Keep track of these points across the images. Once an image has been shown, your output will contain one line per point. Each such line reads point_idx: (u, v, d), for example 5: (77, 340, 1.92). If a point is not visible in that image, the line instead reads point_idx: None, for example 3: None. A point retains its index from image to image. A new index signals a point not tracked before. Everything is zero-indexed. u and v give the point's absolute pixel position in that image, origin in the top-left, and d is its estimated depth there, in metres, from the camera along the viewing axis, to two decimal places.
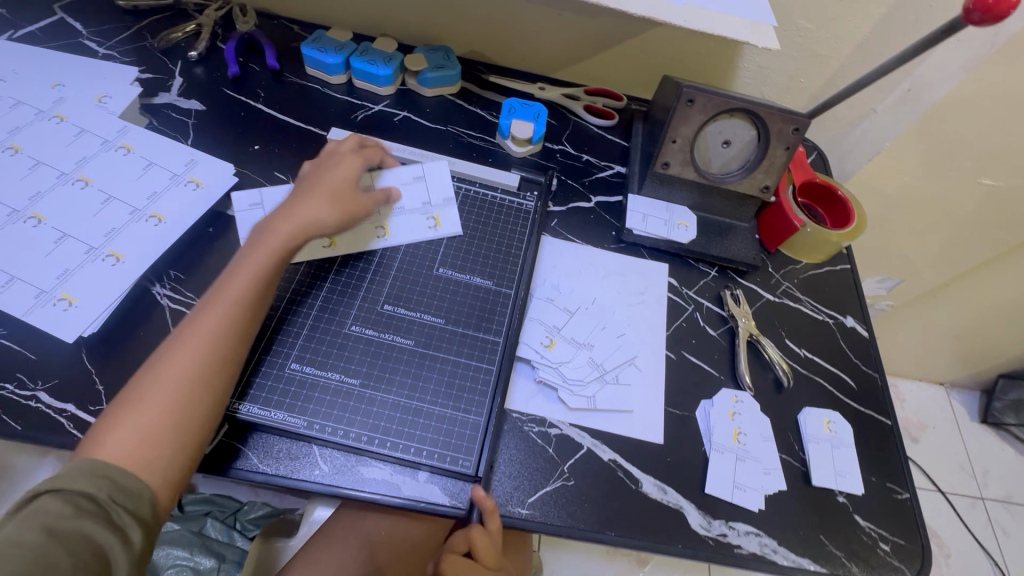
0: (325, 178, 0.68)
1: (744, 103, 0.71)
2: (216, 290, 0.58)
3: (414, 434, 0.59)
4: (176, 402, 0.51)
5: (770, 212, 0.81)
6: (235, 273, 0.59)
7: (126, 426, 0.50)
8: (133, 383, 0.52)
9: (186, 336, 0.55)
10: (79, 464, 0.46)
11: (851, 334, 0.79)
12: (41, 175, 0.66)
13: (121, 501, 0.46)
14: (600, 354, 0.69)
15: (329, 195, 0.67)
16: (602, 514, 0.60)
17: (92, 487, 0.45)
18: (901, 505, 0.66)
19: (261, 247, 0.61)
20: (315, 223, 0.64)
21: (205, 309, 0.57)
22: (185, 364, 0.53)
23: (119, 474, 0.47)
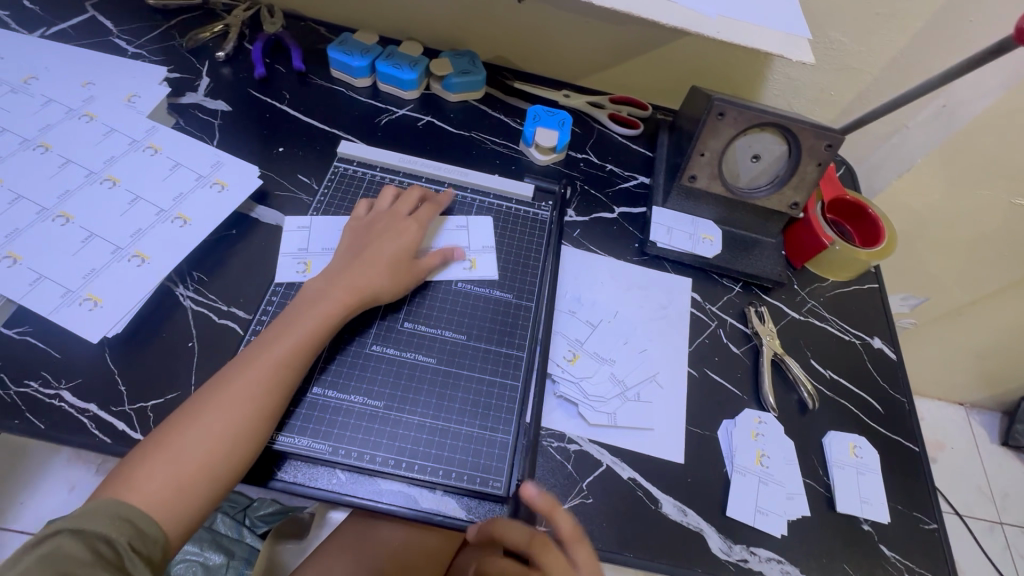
0: (381, 244, 0.66)
1: (776, 118, 0.69)
2: (266, 342, 0.57)
3: (442, 456, 0.58)
4: (214, 451, 0.50)
5: (798, 229, 0.80)
6: (284, 327, 0.58)
7: (156, 475, 0.48)
8: (171, 426, 0.51)
9: (231, 383, 0.54)
10: (105, 506, 0.46)
11: (878, 356, 0.77)
12: (70, 174, 0.66)
13: (139, 547, 0.45)
14: (621, 370, 0.68)
15: (389, 265, 0.64)
16: (621, 535, 0.59)
17: (112, 532, 0.45)
18: (928, 536, 0.64)
19: (318, 311, 0.59)
20: (372, 292, 0.62)
21: (253, 359, 0.55)
22: (227, 422, 0.51)
23: (141, 518, 0.46)
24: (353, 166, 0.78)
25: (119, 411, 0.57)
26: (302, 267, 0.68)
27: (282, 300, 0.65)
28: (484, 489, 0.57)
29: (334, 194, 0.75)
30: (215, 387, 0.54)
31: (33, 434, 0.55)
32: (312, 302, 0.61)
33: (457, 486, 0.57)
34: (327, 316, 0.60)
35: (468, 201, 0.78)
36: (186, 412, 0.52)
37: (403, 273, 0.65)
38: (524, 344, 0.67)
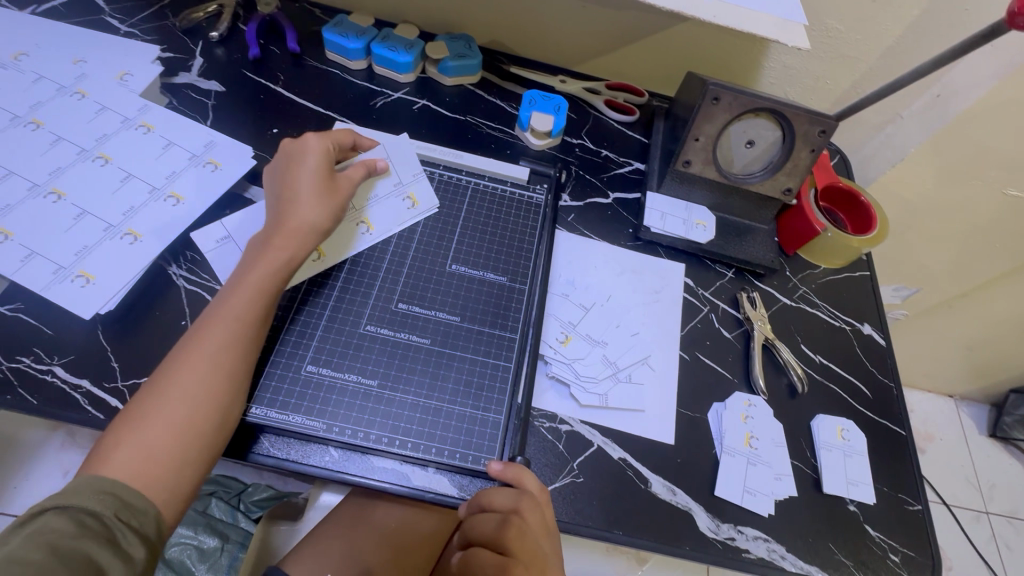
0: (302, 176, 0.65)
1: (770, 103, 0.69)
2: (217, 302, 0.57)
3: (435, 434, 0.59)
4: (186, 419, 0.51)
5: (791, 215, 0.80)
6: (238, 288, 0.58)
7: (133, 447, 0.49)
8: (138, 400, 0.51)
9: (195, 349, 0.54)
10: (87, 481, 0.46)
11: (868, 341, 0.78)
12: (62, 151, 0.66)
13: (128, 519, 0.46)
14: (613, 352, 0.68)
15: (313, 192, 0.64)
16: (610, 513, 0.60)
17: (98, 506, 0.45)
18: (912, 517, 0.65)
19: (263, 261, 0.60)
20: (306, 226, 0.62)
21: (212, 323, 0.55)
22: (194, 386, 0.52)
23: (127, 492, 0.47)
24: None
25: (112, 388, 0.57)
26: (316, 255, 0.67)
27: None
28: (477, 468, 0.58)
29: None
30: (179, 355, 0.54)
31: (25, 409, 0.55)
32: (251, 254, 0.61)
33: (448, 464, 0.58)
34: (272, 265, 0.59)
35: (463, 184, 0.78)
36: (155, 382, 0.52)
37: (331, 203, 0.65)
38: (519, 328, 0.67)
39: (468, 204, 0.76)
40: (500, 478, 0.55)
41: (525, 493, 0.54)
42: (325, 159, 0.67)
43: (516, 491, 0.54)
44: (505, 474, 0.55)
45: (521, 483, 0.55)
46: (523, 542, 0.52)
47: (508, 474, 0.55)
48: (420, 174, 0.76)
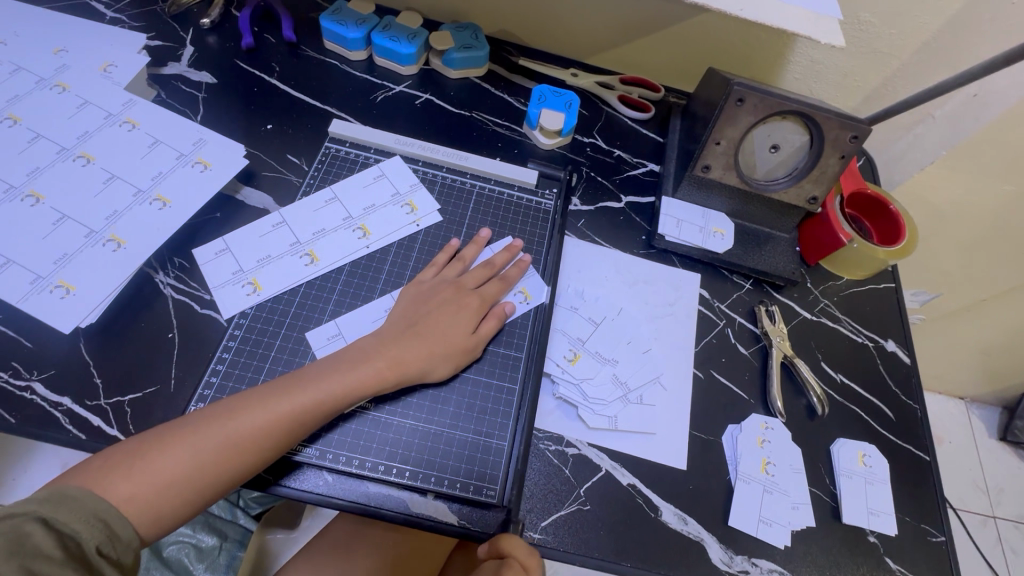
0: (431, 324, 0.60)
1: (799, 105, 0.64)
2: (290, 384, 0.52)
3: (435, 462, 0.56)
4: (204, 468, 0.47)
5: (814, 224, 0.75)
6: (322, 374, 0.54)
7: (137, 480, 0.45)
8: (170, 432, 0.48)
9: (243, 411, 0.50)
10: (79, 498, 0.43)
11: (892, 359, 0.74)
12: (40, 149, 0.62)
13: (109, 551, 0.42)
14: (624, 371, 0.65)
15: (442, 341, 0.59)
16: (618, 544, 0.57)
17: (85, 533, 0.42)
18: (935, 549, 0.62)
19: (352, 369, 0.54)
20: (420, 366, 0.57)
21: (277, 392, 0.51)
22: (226, 444, 0.48)
23: (117, 521, 0.43)
24: (345, 147, 0.74)
25: (94, 406, 0.54)
26: (307, 258, 0.64)
27: (273, 308, 0.61)
28: (477, 497, 0.55)
29: (325, 176, 0.71)
30: (225, 408, 0.50)
31: (2, 428, 0.52)
32: (347, 364, 0.54)
33: (447, 492, 0.55)
34: (358, 383, 0.54)
35: (467, 188, 0.73)
36: (188, 421, 0.49)
37: (458, 361, 0.59)
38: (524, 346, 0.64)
39: (472, 210, 0.72)
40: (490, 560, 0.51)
41: (510, 561, 0.49)
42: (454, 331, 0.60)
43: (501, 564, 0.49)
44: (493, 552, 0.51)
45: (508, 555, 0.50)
46: None
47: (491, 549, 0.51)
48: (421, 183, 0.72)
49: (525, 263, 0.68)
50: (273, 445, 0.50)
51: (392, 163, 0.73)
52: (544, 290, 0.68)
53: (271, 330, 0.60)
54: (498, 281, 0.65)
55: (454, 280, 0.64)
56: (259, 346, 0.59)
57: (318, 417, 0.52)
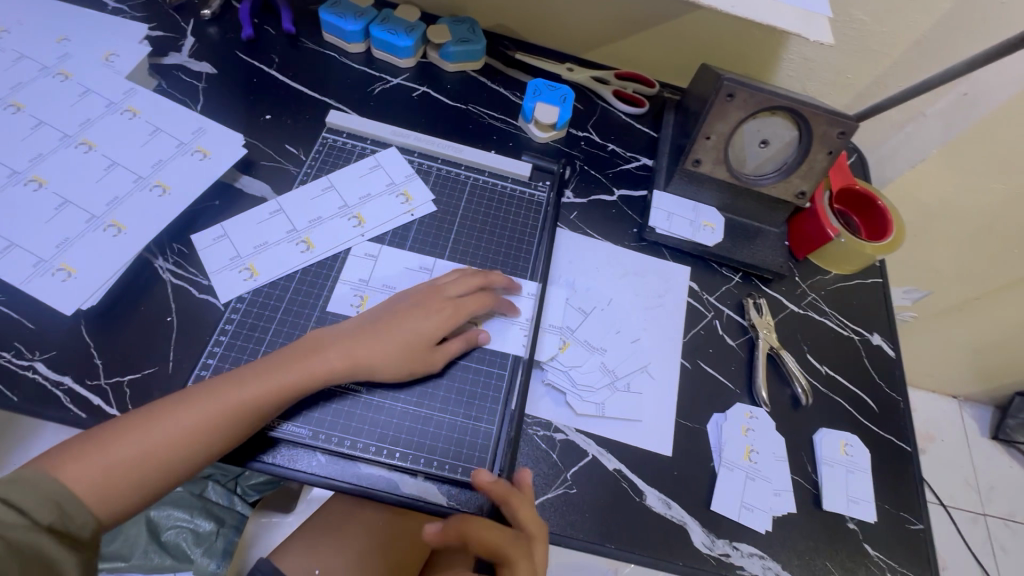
0: (396, 326, 0.59)
1: (788, 101, 0.65)
2: (247, 375, 0.53)
3: (424, 444, 0.57)
4: (163, 452, 0.49)
5: (802, 218, 0.77)
6: (285, 358, 0.55)
7: (98, 463, 0.47)
8: (131, 418, 0.50)
9: (200, 398, 0.51)
10: (34, 479, 0.44)
11: (877, 353, 0.75)
12: (42, 136, 0.63)
13: (63, 528, 0.44)
14: (612, 360, 0.66)
15: (402, 341, 0.58)
16: (603, 526, 0.58)
17: (38, 511, 0.43)
18: (913, 536, 0.64)
19: (354, 345, 0.57)
20: (373, 362, 0.57)
21: (233, 383, 0.53)
22: (186, 427, 0.50)
23: (71, 502, 0.45)
24: (342, 138, 0.75)
25: (94, 386, 0.56)
26: (303, 246, 0.66)
27: (270, 293, 0.63)
28: (465, 479, 0.57)
29: (323, 166, 0.72)
30: (184, 396, 0.52)
31: (5, 406, 0.54)
32: (302, 358, 0.55)
33: (435, 473, 0.56)
34: (310, 375, 0.55)
35: (462, 179, 0.75)
36: (148, 409, 0.51)
37: (417, 364, 0.59)
38: (511, 338, 0.65)
39: (466, 201, 0.73)
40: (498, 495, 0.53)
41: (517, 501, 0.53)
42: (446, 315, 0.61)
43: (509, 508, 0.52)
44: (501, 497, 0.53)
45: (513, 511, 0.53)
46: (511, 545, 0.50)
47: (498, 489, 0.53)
48: (416, 174, 0.73)
49: (513, 284, 0.67)
50: (227, 434, 0.51)
51: (388, 154, 0.74)
52: (535, 276, 0.70)
53: (267, 314, 0.61)
54: (479, 292, 0.64)
55: (432, 285, 0.63)
56: (255, 330, 0.60)
57: (271, 408, 0.53)
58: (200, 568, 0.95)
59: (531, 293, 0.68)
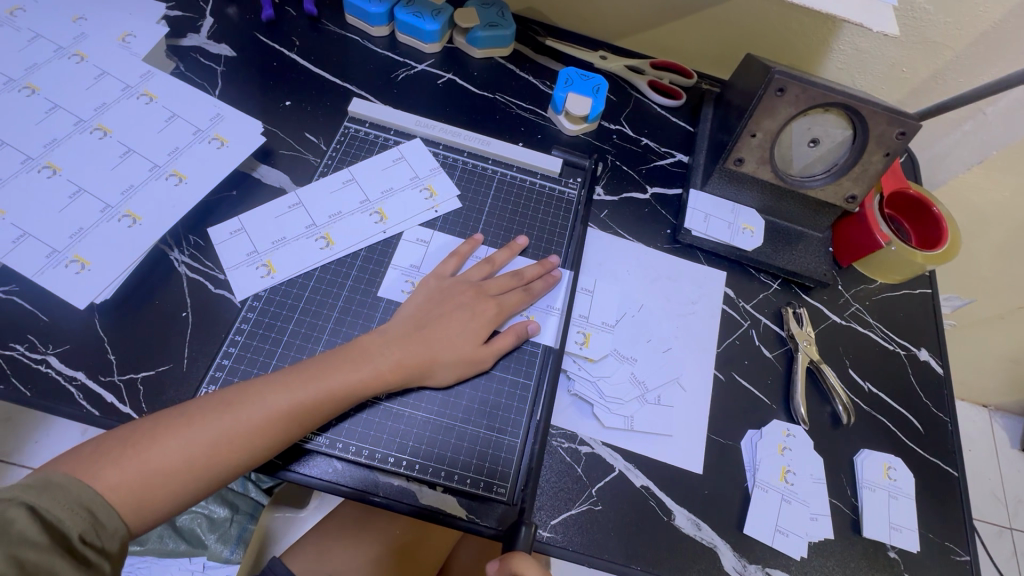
0: (439, 328, 0.58)
1: (845, 98, 0.60)
2: (294, 379, 0.51)
3: (445, 455, 0.55)
4: (197, 459, 0.47)
5: (849, 223, 0.72)
6: (328, 365, 0.53)
7: (129, 467, 0.45)
8: (166, 419, 0.48)
9: (237, 404, 0.49)
10: (63, 485, 0.42)
11: (924, 369, 0.71)
12: (57, 121, 0.61)
13: (93, 539, 0.42)
14: (643, 370, 0.63)
15: (448, 345, 0.57)
16: (628, 546, 0.55)
17: (67, 520, 0.41)
18: (958, 568, 0.60)
19: (395, 344, 0.56)
20: (422, 367, 0.56)
21: (278, 389, 0.50)
22: (222, 435, 0.48)
23: (102, 509, 0.43)
24: (364, 127, 0.72)
25: (108, 382, 0.54)
26: (322, 242, 0.63)
27: (286, 293, 0.60)
28: (486, 494, 0.54)
29: (344, 156, 0.69)
30: (223, 400, 0.49)
31: (18, 401, 0.52)
32: (351, 363, 0.53)
33: (458, 487, 0.54)
34: (359, 384, 0.53)
35: (489, 174, 0.71)
36: (185, 410, 0.48)
37: (465, 370, 0.58)
38: (547, 332, 0.63)
39: (492, 197, 0.70)
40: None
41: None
42: (490, 312, 0.60)
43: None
44: (500, 568, 0.49)
45: (517, 572, 0.48)
46: None
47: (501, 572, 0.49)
48: (441, 167, 0.70)
49: (555, 280, 0.65)
50: (270, 442, 0.49)
51: (412, 145, 0.71)
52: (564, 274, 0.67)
53: (285, 313, 0.59)
54: (522, 291, 0.63)
55: (476, 283, 0.62)
56: (272, 330, 0.58)
57: (317, 415, 0.51)
58: (215, 555, 0.97)
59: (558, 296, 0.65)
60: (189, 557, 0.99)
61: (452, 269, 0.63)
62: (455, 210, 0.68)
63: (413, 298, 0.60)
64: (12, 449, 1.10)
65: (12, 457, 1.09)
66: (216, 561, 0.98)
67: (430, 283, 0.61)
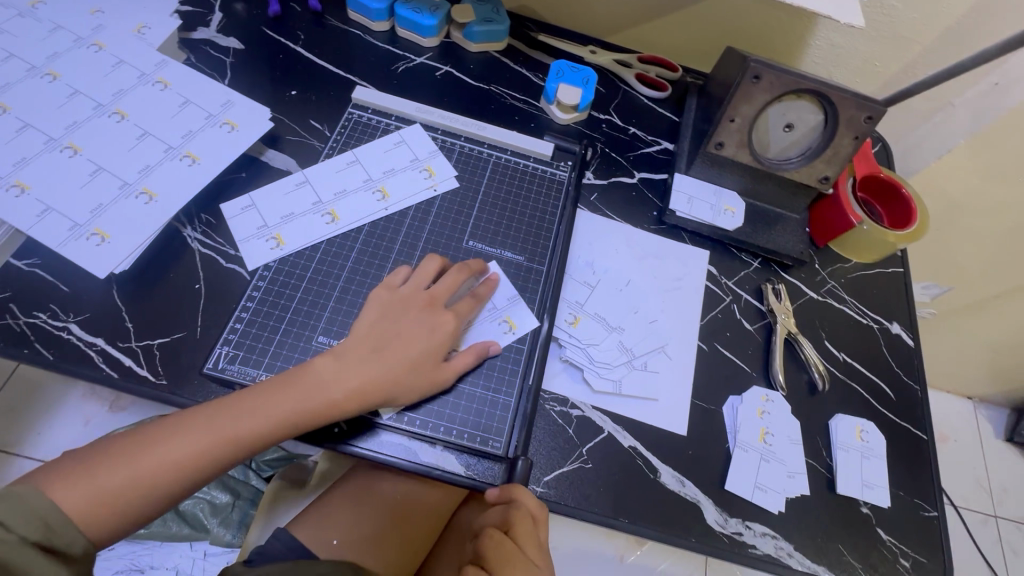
0: (396, 347, 0.57)
1: (815, 84, 0.65)
2: (242, 405, 0.52)
3: (443, 412, 0.59)
4: (155, 481, 0.49)
5: (825, 205, 0.76)
6: (280, 387, 0.54)
7: (84, 490, 0.46)
8: (123, 444, 0.49)
9: (190, 429, 0.50)
10: (21, 497, 0.44)
11: (896, 341, 0.75)
12: (77, 105, 0.64)
13: (50, 546, 0.43)
14: (630, 339, 0.67)
15: (409, 367, 0.57)
16: (617, 500, 0.59)
17: (25, 528, 0.42)
18: (927, 523, 0.64)
19: (351, 365, 0.55)
20: (383, 391, 0.55)
21: (226, 412, 0.52)
22: (179, 457, 0.49)
23: (58, 520, 0.45)
24: (367, 114, 0.76)
25: (126, 348, 0.57)
26: (328, 217, 0.67)
27: (293, 264, 0.63)
28: (483, 448, 0.58)
29: (348, 141, 0.73)
30: (173, 424, 0.51)
31: (41, 364, 0.55)
32: (298, 391, 0.53)
33: (455, 443, 0.57)
34: (305, 412, 0.53)
35: (485, 157, 0.75)
36: (142, 435, 0.50)
37: (426, 391, 0.58)
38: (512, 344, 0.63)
39: (488, 179, 0.74)
40: (497, 503, 0.55)
41: (517, 507, 0.53)
42: (448, 329, 0.60)
43: (509, 508, 0.53)
44: (500, 496, 0.54)
45: (515, 499, 0.54)
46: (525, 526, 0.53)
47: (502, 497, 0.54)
48: (439, 151, 0.74)
49: (496, 283, 0.65)
50: (225, 459, 0.51)
51: (411, 129, 0.75)
52: (556, 250, 0.70)
53: (293, 283, 0.63)
54: (473, 298, 0.63)
55: (427, 291, 0.61)
56: (280, 298, 0.62)
57: (265, 438, 0.52)
58: (217, 538, 1.00)
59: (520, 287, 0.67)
60: (189, 542, 1.01)
61: (432, 271, 0.63)
62: (452, 189, 0.72)
63: (364, 313, 0.60)
64: (17, 440, 1.12)
65: (15, 448, 1.11)
66: (218, 545, 1.01)
67: (383, 295, 0.61)
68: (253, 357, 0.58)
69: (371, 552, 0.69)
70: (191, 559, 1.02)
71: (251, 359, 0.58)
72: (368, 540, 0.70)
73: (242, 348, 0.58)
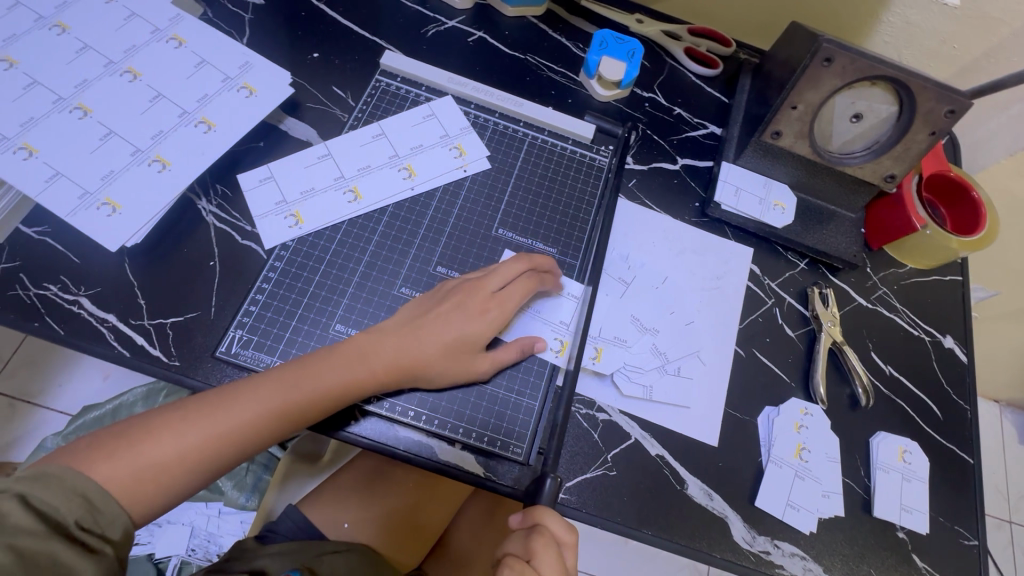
0: (437, 324, 0.55)
1: (895, 71, 0.58)
2: (285, 375, 0.50)
3: (464, 414, 0.56)
4: (194, 456, 0.47)
5: (885, 204, 0.70)
6: (321, 360, 0.52)
7: (126, 463, 0.44)
8: (162, 417, 0.47)
9: (230, 402, 0.48)
10: (56, 475, 0.41)
11: (948, 356, 0.70)
12: (87, 62, 0.60)
13: (92, 526, 0.41)
14: (664, 342, 0.63)
15: (448, 346, 0.55)
16: (641, 511, 0.56)
17: (64, 509, 0.40)
18: (966, 552, 0.61)
19: (390, 342, 0.54)
20: (419, 371, 0.54)
21: (270, 385, 0.50)
22: (219, 432, 0.47)
23: (99, 496, 0.42)
24: (395, 82, 0.71)
25: (138, 326, 0.55)
26: (350, 195, 0.63)
27: (313, 245, 0.60)
28: (503, 454, 0.55)
29: (373, 111, 0.68)
30: (216, 396, 0.49)
31: (51, 338, 0.53)
32: (346, 362, 0.52)
33: (475, 445, 0.55)
34: (352, 385, 0.52)
35: (520, 136, 0.70)
36: (178, 408, 0.48)
37: (465, 375, 0.55)
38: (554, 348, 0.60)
39: (522, 160, 0.69)
40: (520, 529, 0.51)
41: (541, 531, 0.49)
42: (494, 313, 0.57)
43: (532, 534, 0.49)
44: (522, 521, 0.50)
45: (541, 523, 0.50)
46: (549, 554, 0.48)
47: (528, 519, 0.50)
48: (472, 127, 0.69)
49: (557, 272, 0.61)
50: (263, 437, 0.50)
51: (442, 102, 0.70)
52: (587, 244, 0.66)
53: (311, 264, 0.59)
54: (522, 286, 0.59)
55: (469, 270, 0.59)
56: (298, 280, 0.58)
57: (310, 414, 0.51)
58: (232, 500, 1.01)
59: (575, 295, 0.63)
60: (205, 503, 1.02)
61: None
62: (483, 169, 0.67)
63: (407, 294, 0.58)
64: (36, 392, 1.13)
65: (37, 399, 1.13)
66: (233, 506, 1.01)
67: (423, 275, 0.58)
68: (268, 343, 0.56)
69: (384, 534, 0.68)
70: (208, 515, 1.02)
71: (266, 345, 0.55)
72: (379, 526, 0.69)
73: (257, 332, 0.56)
